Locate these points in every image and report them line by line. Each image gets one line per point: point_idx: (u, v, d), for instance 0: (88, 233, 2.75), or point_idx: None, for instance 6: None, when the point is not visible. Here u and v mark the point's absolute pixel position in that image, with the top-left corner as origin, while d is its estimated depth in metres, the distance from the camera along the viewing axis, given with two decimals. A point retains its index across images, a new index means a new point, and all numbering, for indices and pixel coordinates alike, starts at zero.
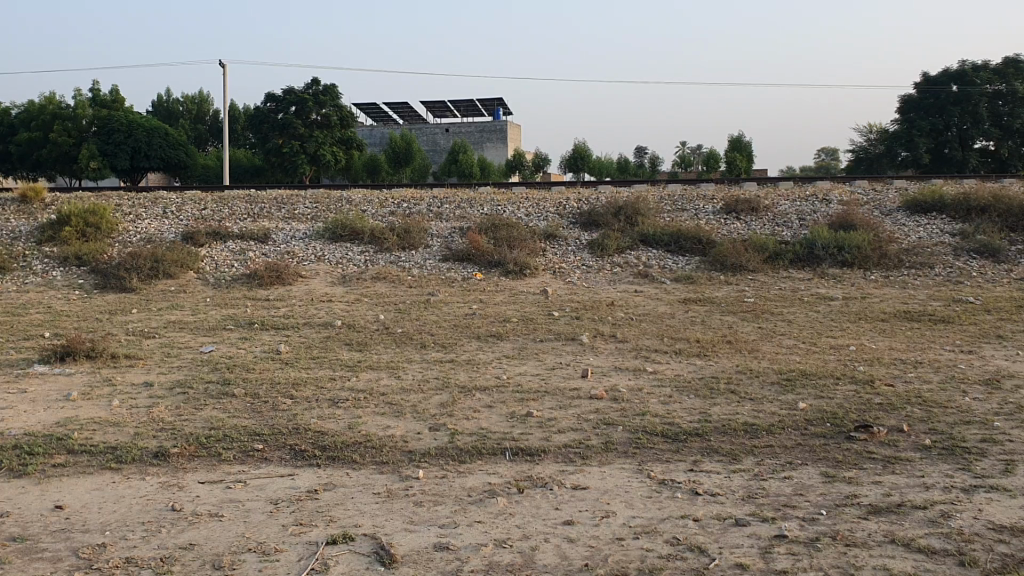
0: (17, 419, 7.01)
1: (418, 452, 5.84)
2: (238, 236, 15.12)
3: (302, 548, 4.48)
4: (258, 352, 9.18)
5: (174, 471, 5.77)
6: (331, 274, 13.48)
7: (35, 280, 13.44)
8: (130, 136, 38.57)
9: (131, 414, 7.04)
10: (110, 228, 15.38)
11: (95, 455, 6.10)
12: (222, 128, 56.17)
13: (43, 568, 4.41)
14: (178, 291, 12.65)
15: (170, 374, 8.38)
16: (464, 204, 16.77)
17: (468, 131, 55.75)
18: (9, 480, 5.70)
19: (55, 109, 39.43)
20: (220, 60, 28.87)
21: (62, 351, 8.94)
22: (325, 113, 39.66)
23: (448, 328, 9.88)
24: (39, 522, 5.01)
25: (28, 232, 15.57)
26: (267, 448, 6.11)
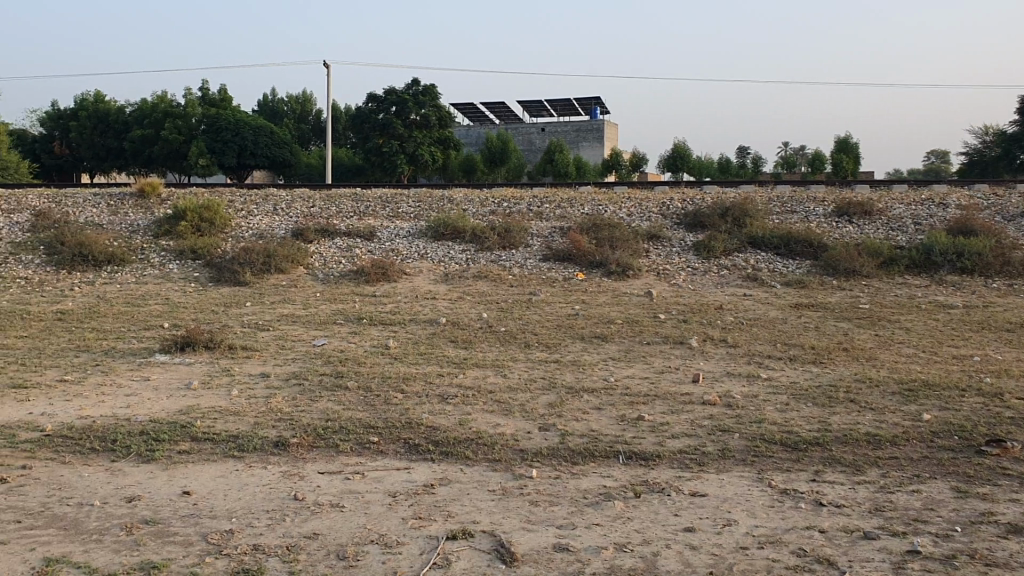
0: (142, 406, 7.30)
1: (530, 452, 5.84)
2: (344, 234, 15.42)
3: (423, 542, 4.53)
4: (367, 347, 9.32)
5: (293, 460, 5.91)
6: (434, 272, 13.63)
7: (153, 272, 13.99)
8: (238, 134, 39.91)
9: (249, 404, 7.25)
10: (223, 224, 15.90)
11: (217, 443, 6.30)
12: (323, 127, 57.45)
13: (175, 552, 4.58)
14: (288, 286, 12.99)
15: (285, 366, 8.61)
16: (565, 203, 16.73)
17: (564, 131, 55.74)
18: (139, 465, 5.94)
19: (167, 108, 41.14)
20: (327, 63, 29.68)
21: (182, 341, 9.27)
22: (424, 113, 40.13)
23: (553, 328, 9.89)
24: (169, 507, 5.19)
25: (146, 226, 16.22)
26: (382, 441, 6.20)
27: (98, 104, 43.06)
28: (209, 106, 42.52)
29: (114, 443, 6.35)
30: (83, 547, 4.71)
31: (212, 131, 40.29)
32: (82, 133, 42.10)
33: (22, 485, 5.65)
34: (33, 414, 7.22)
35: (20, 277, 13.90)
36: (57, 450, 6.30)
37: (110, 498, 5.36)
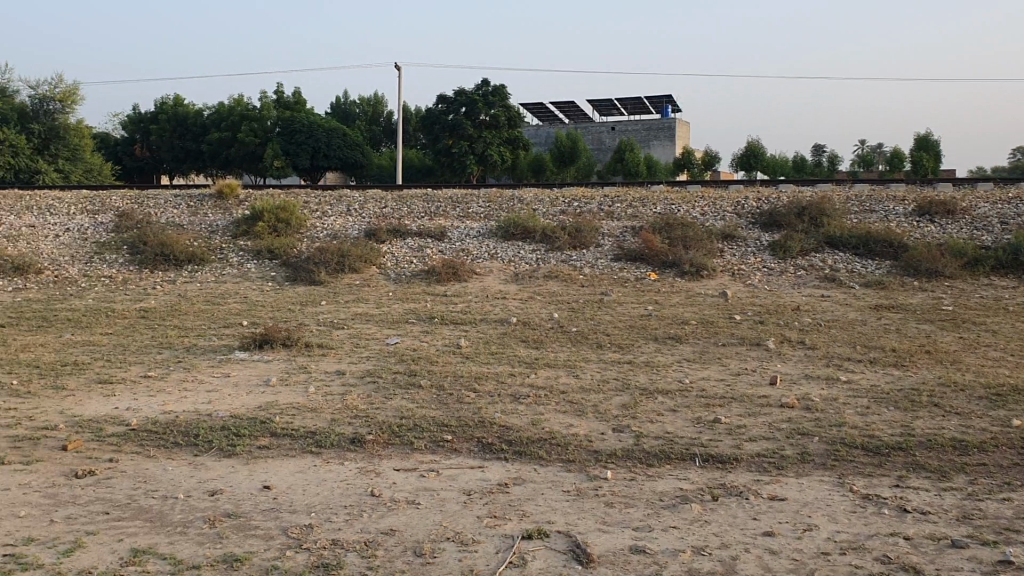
0: (223, 402, 7.48)
1: (605, 452, 5.81)
2: (416, 234, 15.56)
3: (499, 541, 4.54)
4: (439, 346, 9.39)
5: (369, 457, 5.99)
6: (505, 271, 13.68)
7: (232, 271, 14.33)
8: (311, 136, 40.66)
9: (326, 400, 7.37)
10: (299, 225, 16.21)
11: (296, 439, 6.41)
12: (394, 129, 58.11)
13: (257, 545, 4.68)
14: (362, 286, 13.17)
15: (359, 364, 8.73)
16: (637, 202, 16.62)
17: (635, 130, 55.37)
18: (220, 459, 6.09)
19: (243, 111, 42.18)
20: (398, 64, 30.02)
21: (260, 339, 9.48)
22: (494, 113, 40.25)
23: (625, 328, 9.84)
24: (250, 500, 5.31)
25: (224, 226, 16.63)
26: (456, 439, 6.24)
27: (178, 107, 44.30)
28: (283, 109, 43.41)
29: (197, 437, 6.52)
30: (168, 538, 4.85)
31: (287, 133, 41.09)
32: (162, 135, 43.37)
33: (109, 478, 5.84)
34: (120, 408, 7.47)
35: (105, 276, 14.38)
36: (142, 444, 6.49)
37: (194, 491, 5.51)
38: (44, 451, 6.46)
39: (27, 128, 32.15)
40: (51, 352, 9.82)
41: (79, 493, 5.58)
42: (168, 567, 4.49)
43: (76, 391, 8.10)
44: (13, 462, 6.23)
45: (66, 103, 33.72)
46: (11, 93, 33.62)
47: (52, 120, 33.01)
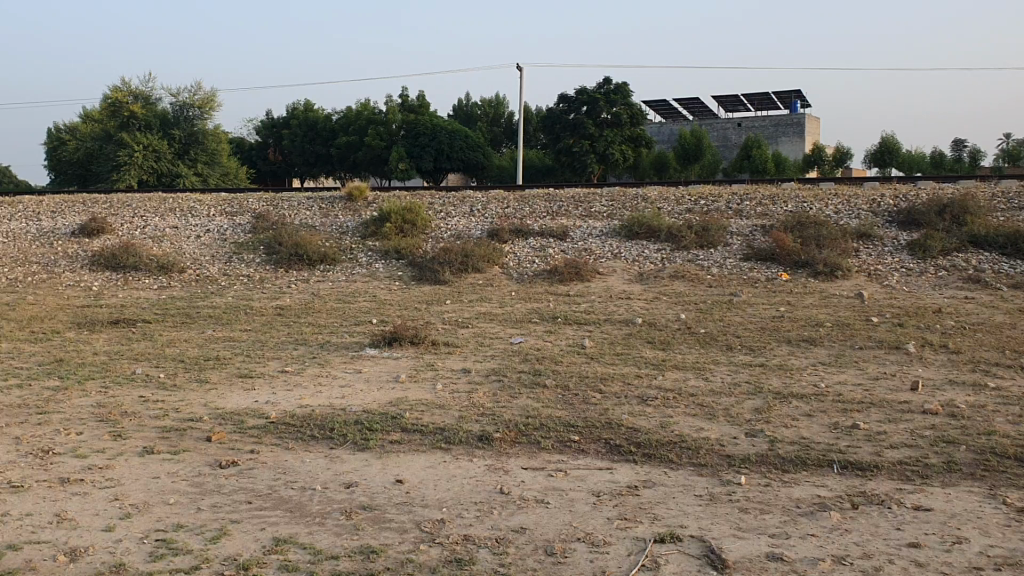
0: (355, 397, 7.69)
1: (737, 457, 5.69)
2: (538, 234, 15.63)
3: (631, 543, 4.51)
4: (564, 346, 9.39)
5: (497, 454, 6.05)
6: (629, 271, 13.58)
7: (361, 271, 14.72)
8: (434, 138, 41.40)
9: (453, 398, 7.49)
10: (424, 225, 16.53)
11: (425, 435, 6.53)
12: (516, 129, 58.45)
13: (392, 538, 4.79)
14: (486, 285, 13.33)
15: (485, 362, 8.81)
16: (765, 201, 16.23)
17: (761, 126, 54.11)
18: (354, 453, 6.26)
19: (370, 116, 43.52)
20: (520, 66, 30.28)
21: (389, 337, 9.71)
22: (615, 111, 40.00)
23: (755, 330, 9.62)
24: (384, 494, 5.44)
25: (353, 227, 17.10)
26: (584, 440, 6.23)
27: (308, 112, 45.92)
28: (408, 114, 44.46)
29: (331, 431, 6.74)
30: (307, 528, 5.01)
31: (411, 136, 41.94)
32: (294, 140, 45.03)
33: (251, 468, 6.09)
34: (259, 402, 7.77)
35: (243, 275, 15.01)
36: (281, 436, 6.74)
37: (330, 483, 5.68)
38: (190, 441, 6.79)
39: (168, 134, 33.84)
40: (194, 347, 10.32)
41: (223, 483, 5.84)
42: (308, 557, 4.64)
43: (219, 385, 8.49)
44: (163, 451, 6.58)
45: (205, 110, 35.31)
46: (155, 101, 35.43)
47: (191, 125, 34.61)
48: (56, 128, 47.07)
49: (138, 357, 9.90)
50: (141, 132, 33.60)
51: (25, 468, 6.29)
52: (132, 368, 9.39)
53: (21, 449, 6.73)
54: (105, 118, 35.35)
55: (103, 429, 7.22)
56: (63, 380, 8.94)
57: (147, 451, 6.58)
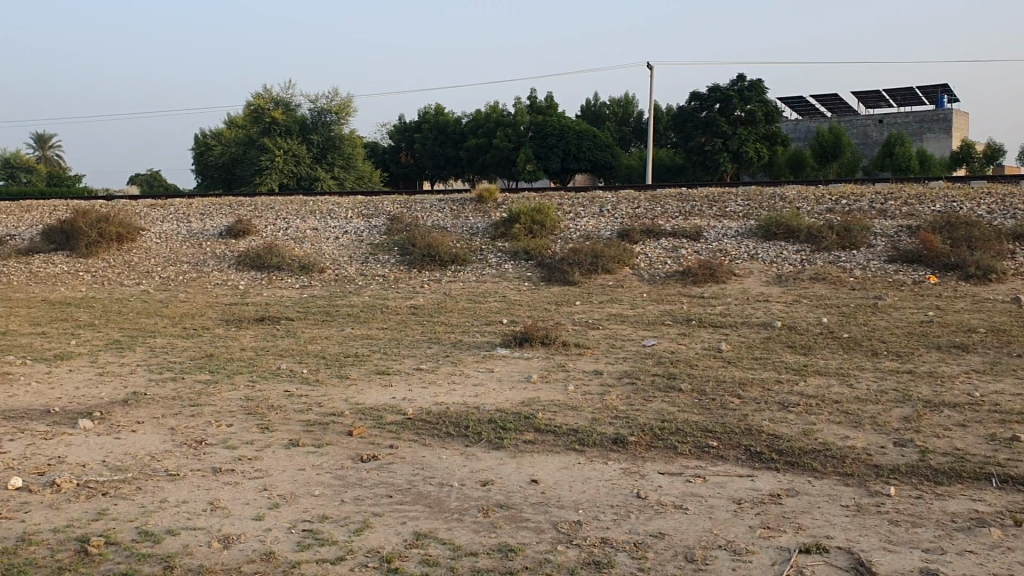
0: (488, 396, 7.79)
1: (885, 467, 5.46)
2: (671, 234, 15.44)
3: (775, 553, 4.40)
4: (699, 349, 9.25)
5: (634, 458, 6.00)
6: (766, 273, 13.26)
7: (492, 271, 14.91)
8: (562, 139, 41.51)
9: (586, 399, 7.48)
10: (554, 226, 16.60)
11: (559, 436, 6.55)
12: (645, 128, 57.87)
13: (529, 537, 4.82)
14: (616, 286, 13.28)
15: (617, 364, 8.77)
16: (911, 200, 15.52)
17: (905, 122, 51.81)
18: (490, 452, 6.33)
19: (499, 118, 44.05)
20: (650, 65, 30.11)
21: (521, 337, 9.79)
22: (749, 109, 39.03)
23: (902, 334, 9.22)
24: (520, 493, 5.49)
25: (484, 228, 17.34)
26: (722, 446, 6.12)
27: (439, 116, 46.82)
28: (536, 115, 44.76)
29: (466, 429, 6.85)
30: (446, 524, 5.11)
31: (538, 137, 42.18)
32: (425, 143, 45.98)
33: (390, 463, 6.25)
34: (395, 398, 7.97)
35: (378, 275, 15.43)
36: (418, 432, 6.89)
37: (467, 480, 5.77)
38: (333, 435, 7.02)
39: (307, 138, 35.16)
40: (334, 344, 10.68)
41: (364, 476, 6.02)
42: (448, 552, 4.72)
43: (358, 381, 8.76)
44: (307, 444, 6.83)
45: (341, 115, 36.45)
46: (294, 107, 36.82)
47: (328, 131, 35.73)
48: (202, 133, 49.64)
49: (282, 353, 10.33)
50: (281, 137, 35.05)
51: (181, 457, 6.65)
52: (277, 363, 9.80)
53: (176, 439, 7.12)
54: (248, 123, 36.98)
55: (251, 421, 7.56)
56: (213, 374, 9.41)
57: (292, 443, 6.84)
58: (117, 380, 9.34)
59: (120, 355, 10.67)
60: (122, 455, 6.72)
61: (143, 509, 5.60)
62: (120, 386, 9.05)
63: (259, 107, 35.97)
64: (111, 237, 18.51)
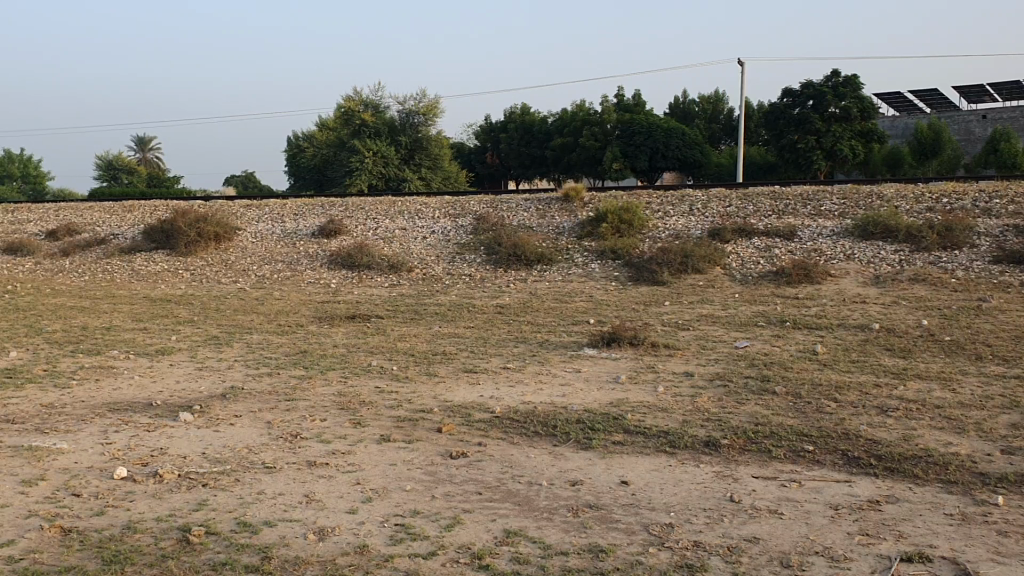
0: (576, 396, 7.78)
1: (993, 476, 5.26)
2: (763, 233, 15.16)
3: (874, 560, 4.29)
4: (793, 351, 9.06)
5: (726, 462, 5.91)
6: (862, 273, 12.91)
7: (579, 271, 14.88)
8: (650, 137, 41.14)
9: (676, 401, 7.41)
10: (642, 225, 16.45)
11: (649, 437, 6.50)
12: (736, 126, 56.84)
13: (620, 538, 4.80)
14: (707, 287, 13.10)
15: (709, 366, 8.65)
16: (1018, 198, 14.90)
17: (1010, 117, 49.71)
18: (578, 452, 6.33)
19: (585, 116, 43.88)
20: (741, 61, 29.60)
21: (610, 337, 9.75)
22: (844, 105, 37.98)
23: (1010, 338, 8.86)
24: (610, 494, 5.46)
25: (571, 228, 17.32)
26: (818, 450, 5.98)
27: (525, 116, 46.99)
28: (624, 113, 44.47)
29: (555, 428, 6.85)
30: (536, 522, 5.12)
31: (625, 135, 41.93)
32: (511, 143, 46.20)
33: (479, 460, 6.30)
34: (484, 396, 8.03)
35: (466, 275, 15.56)
36: (506, 431, 6.93)
37: (556, 480, 5.78)
38: (422, 432, 7.11)
39: (396, 139, 35.70)
40: (423, 342, 10.81)
41: (454, 473, 6.08)
42: (539, 551, 4.74)
43: (447, 378, 8.86)
44: (398, 440, 6.93)
45: (429, 116, 36.86)
46: (384, 109, 37.41)
47: (416, 132, 36.18)
48: (295, 135, 50.91)
49: (372, 350, 10.50)
50: (371, 138, 35.65)
51: (277, 450, 6.84)
52: (368, 360, 9.98)
53: (272, 433, 7.31)
54: (338, 125, 37.76)
55: (344, 417, 7.71)
56: (307, 370, 9.64)
57: (384, 439, 6.96)
58: (215, 375, 9.65)
59: (219, 350, 11.01)
60: (222, 448, 6.94)
61: (241, 501, 5.78)
62: (219, 381, 9.35)
63: (350, 109, 36.65)
64: (209, 236, 19.12)
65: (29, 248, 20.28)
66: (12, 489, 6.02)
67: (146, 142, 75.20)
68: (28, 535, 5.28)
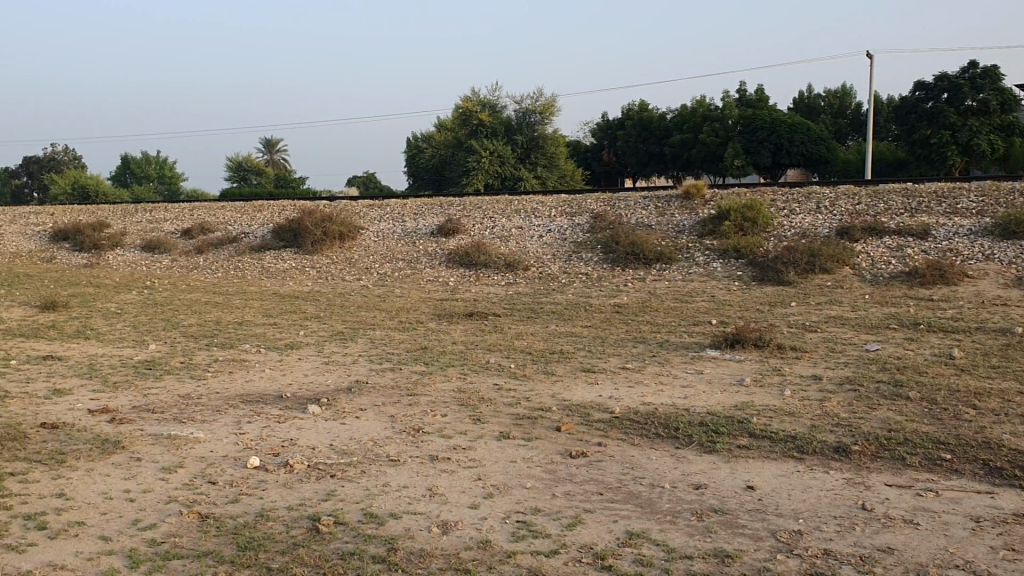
0: (698, 398, 7.68)
1: None
2: (894, 233, 14.60)
3: None
4: (929, 355, 8.69)
5: (857, 468, 5.73)
6: (1003, 274, 12.29)
7: (699, 271, 14.66)
8: (774, 133, 40.23)
9: (803, 405, 7.21)
10: (765, 224, 16.09)
11: (776, 442, 6.36)
12: (864, 121, 54.95)
13: (746, 544, 4.72)
14: (835, 287, 12.71)
15: (837, 369, 8.39)
16: None
17: None
18: (702, 454, 6.24)
19: (706, 112, 43.10)
20: (871, 53, 28.58)
21: (733, 338, 9.57)
22: (983, 98, 36.29)
23: None
24: (735, 499, 5.37)
25: (691, 226, 17.07)
26: (956, 460, 5.72)
27: (643, 112, 46.62)
28: (746, 108, 43.56)
29: (678, 431, 6.78)
30: (659, 525, 5.09)
31: (747, 131, 41.08)
32: (629, 139, 45.93)
33: (600, 460, 6.30)
34: (604, 396, 8.02)
35: (583, 274, 15.54)
36: (627, 432, 6.90)
37: (679, 483, 5.72)
38: (542, 430, 7.15)
39: (512, 139, 35.98)
40: (541, 340, 10.86)
41: (575, 472, 6.10)
42: (662, 553, 4.70)
43: (566, 377, 8.89)
44: (518, 437, 6.99)
45: (545, 114, 36.85)
46: (500, 108, 37.68)
47: (533, 131, 36.33)
48: (413, 137, 51.98)
49: (491, 348, 10.62)
50: (488, 138, 36.00)
51: (401, 444, 7.00)
52: (487, 357, 10.09)
53: (396, 427, 7.49)
54: (456, 125, 38.24)
55: (465, 413, 7.83)
56: (428, 366, 9.83)
57: (504, 436, 7.03)
58: (341, 369, 9.95)
59: (343, 345, 11.34)
60: (348, 440, 7.15)
61: (367, 492, 5.94)
62: (344, 375, 9.63)
63: (468, 109, 37.10)
64: (333, 235, 19.69)
65: (165, 246, 21.32)
66: (154, 475, 6.37)
67: (273, 143, 77.93)
68: (168, 519, 5.57)
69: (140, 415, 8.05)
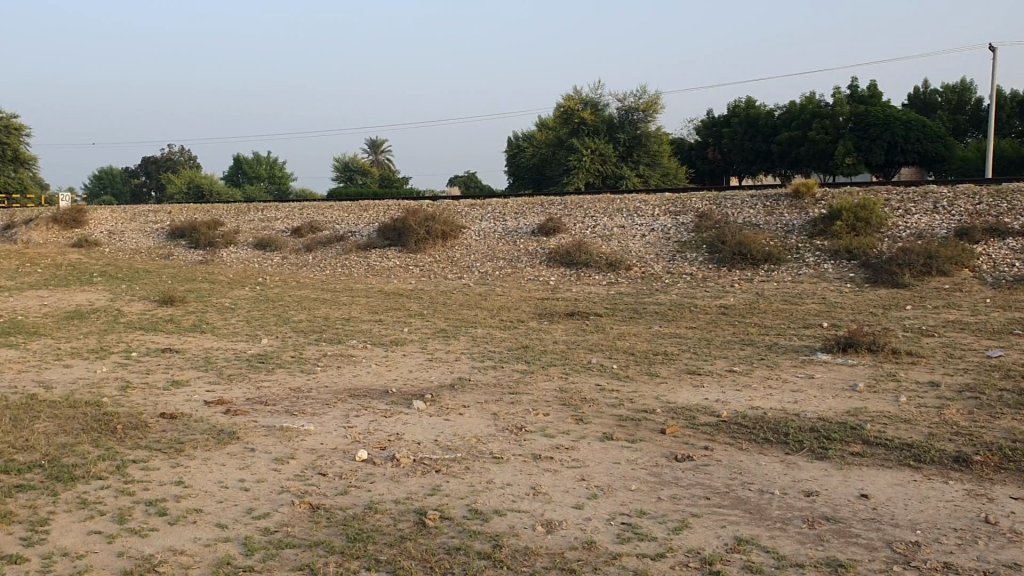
0: (809, 403, 7.51)
1: None
2: (1018, 233, 13.94)
3: None
4: None
5: (979, 480, 5.51)
6: None
7: (808, 272, 14.31)
8: (888, 131, 39.06)
9: (920, 412, 6.97)
10: (879, 224, 15.60)
11: (891, 449, 6.16)
12: (986, 117, 52.39)
13: (860, 554, 4.60)
14: (953, 290, 12.23)
15: (957, 376, 8.07)
16: None
17: None
18: (813, 461, 6.10)
19: (816, 109, 41.96)
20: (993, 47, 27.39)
21: (844, 342, 9.32)
22: None
23: None
24: (848, 507, 5.24)
25: (800, 226, 16.67)
26: None
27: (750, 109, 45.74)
28: (858, 104, 42.28)
29: (787, 436, 6.64)
30: (769, 531, 5.00)
31: (859, 129, 39.87)
32: (735, 137, 45.12)
33: (706, 464, 6.22)
34: (709, 399, 7.93)
35: (687, 274, 15.37)
36: (734, 436, 6.80)
37: (789, 489, 5.61)
38: (646, 432, 7.12)
39: (615, 137, 35.78)
40: (644, 341, 10.79)
41: (680, 475, 6.05)
42: (771, 561, 4.63)
43: (670, 379, 8.82)
44: (622, 438, 6.98)
45: (649, 112, 36.47)
46: (602, 107, 37.48)
47: (635, 129, 36.01)
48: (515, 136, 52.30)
49: (593, 348, 10.62)
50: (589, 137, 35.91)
51: (505, 442, 7.07)
52: (590, 357, 10.09)
53: (499, 424, 7.57)
54: (557, 125, 38.22)
55: (568, 412, 7.85)
56: (531, 364, 9.90)
57: (608, 437, 7.02)
58: (445, 366, 10.11)
59: (447, 343, 11.52)
60: (453, 436, 7.27)
61: (471, 489, 6.03)
62: (448, 372, 9.78)
63: (569, 108, 37.08)
64: (437, 234, 19.98)
65: (276, 244, 22.01)
66: (267, 466, 6.61)
67: (378, 143, 79.54)
68: (282, 509, 5.77)
69: (253, 408, 8.36)
